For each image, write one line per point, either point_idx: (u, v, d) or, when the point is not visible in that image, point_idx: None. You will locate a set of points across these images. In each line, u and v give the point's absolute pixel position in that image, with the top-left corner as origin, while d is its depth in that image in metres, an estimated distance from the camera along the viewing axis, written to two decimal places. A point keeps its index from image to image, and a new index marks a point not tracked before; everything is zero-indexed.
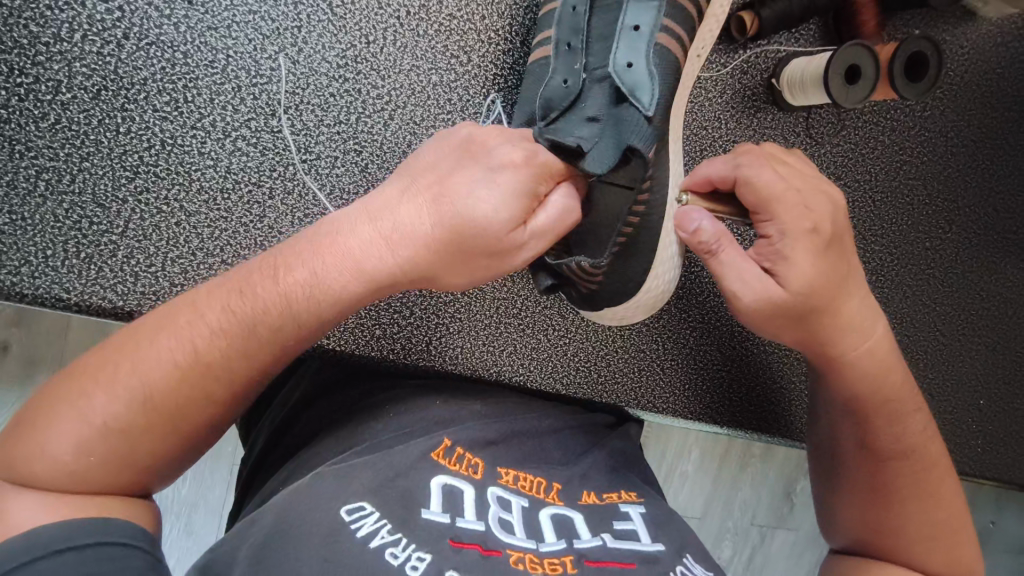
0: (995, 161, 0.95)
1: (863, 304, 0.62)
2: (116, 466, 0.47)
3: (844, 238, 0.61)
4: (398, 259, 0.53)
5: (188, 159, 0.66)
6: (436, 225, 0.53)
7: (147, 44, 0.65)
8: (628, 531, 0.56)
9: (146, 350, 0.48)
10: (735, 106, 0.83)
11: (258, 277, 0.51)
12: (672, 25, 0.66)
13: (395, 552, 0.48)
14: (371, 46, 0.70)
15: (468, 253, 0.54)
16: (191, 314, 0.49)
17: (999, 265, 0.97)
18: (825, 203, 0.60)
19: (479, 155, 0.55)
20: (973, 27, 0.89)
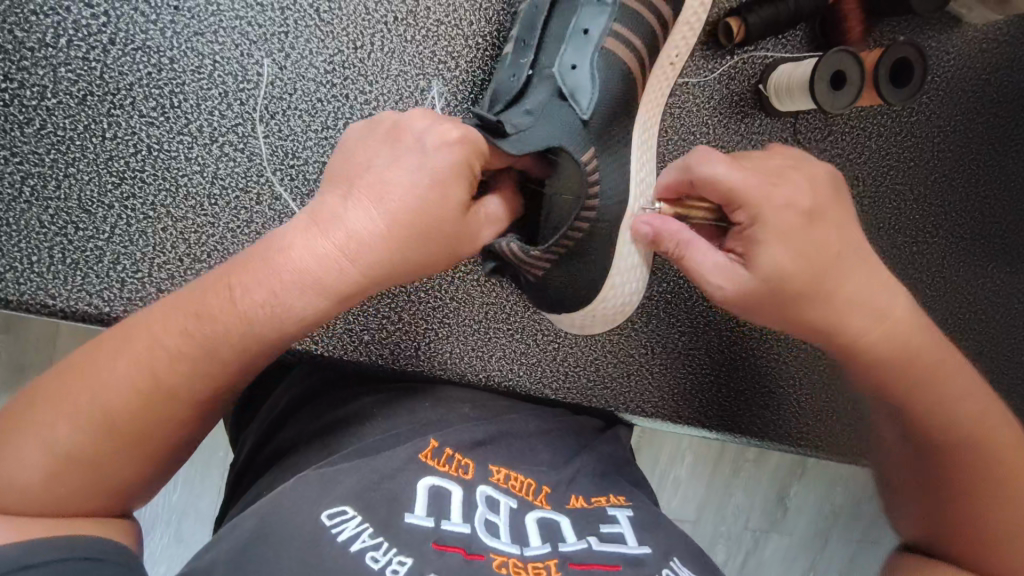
0: (982, 166, 0.95)
1: (860, 287, 0.61)
2: (87, 484, 0.50)
3: (837, 215, 0.61)
4: (351, 269, 0.54)
5: (175, 165, 0.66)
6: (382, 217, 0.55)
7: (133, 50, 0.64)
8: (614, 534, 0.56)
9: (107, 379, 0.49)
10: (723, 111, 0.83)
11: (218, 299, 0.51)
12: (622, 29, 0.69)
13: (376, 556, 0.48)
14: (359, 51, 0.70)
15: (417, 243, 0.57)
16: (149, 337, 0.51)
17: (986, 269, 0.97)
18: (799, 185, 0.60)
19: (411, 143, 0.57)
20: (958, 32, 0.90)
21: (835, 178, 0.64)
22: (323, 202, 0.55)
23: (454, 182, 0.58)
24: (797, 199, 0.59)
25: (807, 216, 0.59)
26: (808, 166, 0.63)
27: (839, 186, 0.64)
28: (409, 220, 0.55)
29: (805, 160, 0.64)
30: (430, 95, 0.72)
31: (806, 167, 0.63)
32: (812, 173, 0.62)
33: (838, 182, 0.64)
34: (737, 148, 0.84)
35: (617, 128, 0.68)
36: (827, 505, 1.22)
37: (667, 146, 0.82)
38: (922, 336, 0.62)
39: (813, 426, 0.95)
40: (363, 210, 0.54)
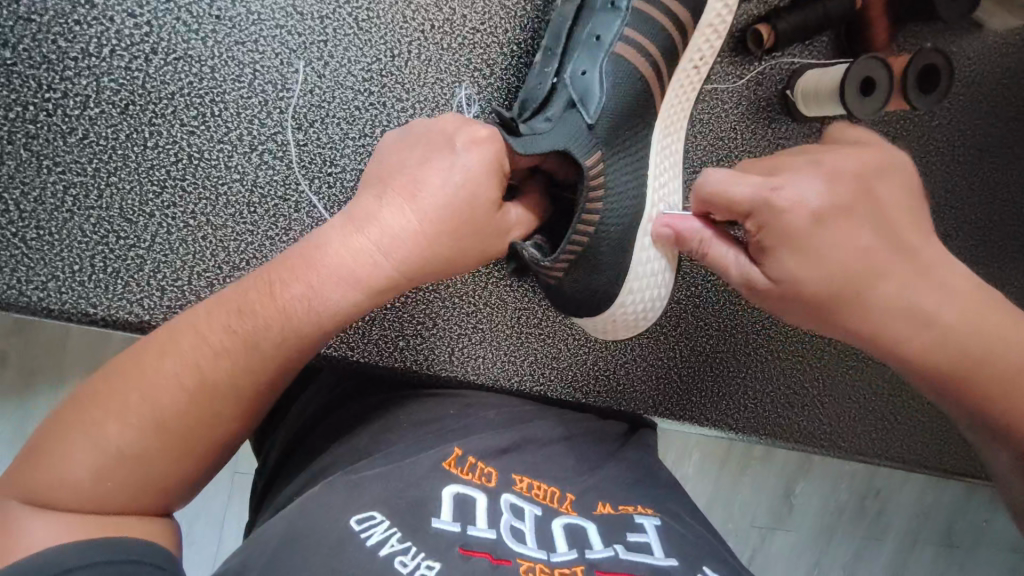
0: (1000, 169, 0.96)
1: (904, 280, 0.57)
2: (134, 485, 0.48)
3: (863, 205, 0.56)
4: (385, 266, 0.55)
5: (215, 173, 0.66)
6: (417, 215, 0.56)
7: (175, 59, 0.64)
8: (642, 542, 0.55)
9: (157, 380, 0.49)
10: (750, 116, 0.84)
11: (262, 296, 0.53)
12: (634, 33, 0.68)
13: (404, 560, 0.48)
14: (397, 59, 0.70)
15: (452, 236, 0.58)
16: (196, 336, 0.51)
17: (1005, 271, 0.99)
18: (817, 181, 0.56)
19: (443, 143, 0.59)
20: (979, 38, 0.91)
21: (875, 160, 0.58)
22: (360, 203, 0.57)
23: (485, 174, 0.59)
24: (810, 202, 0.55)
25: (825, 217, 0.55)
26: (834, 155, 0.57)
27: (882, 169, 0.58)
28: (438, 215, 0.57)
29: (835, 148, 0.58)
30: (459, 102, 0.72)
31: (832, 160, 0.57)
32: (839, 164, 0.56)
33: (877, 168, 0.58)
34: (764, 153, 0.85)
35: (649, 135, 0.69)
36: (839, 504, 1.22)
37: (696, 151, 0.82)
38: (982, 320, 0.57)
39: (835, 426, 0.96)
40: (397, 205, 0.56)
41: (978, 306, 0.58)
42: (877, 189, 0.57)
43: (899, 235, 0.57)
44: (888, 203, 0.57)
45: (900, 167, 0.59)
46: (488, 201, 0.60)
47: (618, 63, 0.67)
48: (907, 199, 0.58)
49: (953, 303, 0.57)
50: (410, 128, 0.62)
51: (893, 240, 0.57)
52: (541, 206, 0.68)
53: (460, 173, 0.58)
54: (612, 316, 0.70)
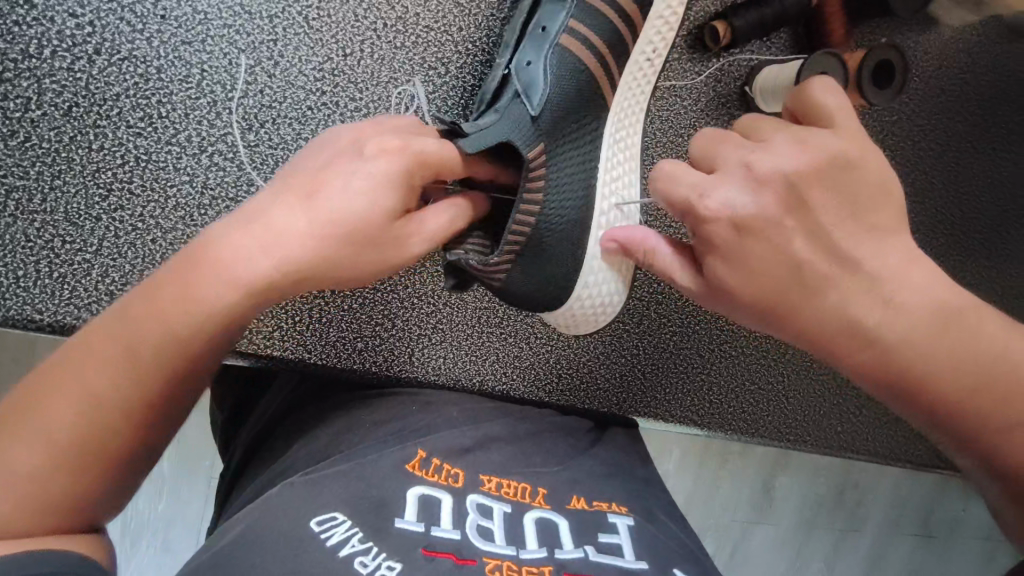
0: (962, 162, 0.97)
1: (841, 294, 0.55)
2: (36, 506, 0.44)
3: (800, 201, 0.54)
4: (294, 257, 0.50)
5: (163, 175, 0.65)
6: (309, 230, 0.51)
7: (119, 59, 0.63)
8: (612, 544, 0.54)
9: (60, 389, 0.46)
10: (711, 113, 0.84)
11: (167, 287, 0.48)
12: (580, 28, 0.68)
13: (365, 561, 0.47)
14: (348, 58, 0.69)
15: (347, 237, 0.52)
16: (98, 335, 0.47)
17: (967, 263, 1.01)
18: (745, 185, 0.55)
19: (352, 150, 0.55)
20: (936, 33, 0.92)
21: (828, 155, 0.53)
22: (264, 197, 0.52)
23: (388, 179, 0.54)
24: (736, 208, 0.54)
25: (747, 226, 0.54)
26: (772, 153, 0.55)
27: (837, 163, 0.53)
28: (335, 223, 0.51)
29: (780, 137, 0.55)
30: (411, 100, 0.71)
31: (768, 158, 0.54)
32: (775, 164, 0.54)
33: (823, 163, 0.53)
34: None
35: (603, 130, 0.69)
36: (820, 497, 1.23)
37: (656, 148, 0.83)
38: (964, 337, 0.53)
39: (802, 420, 0.97)
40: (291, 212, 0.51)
41: (949, 317, 0.53)
42: (817, 191, 0.54)
43: (839, 235, 0.54)
44: (829, 200, 0.54)
45: (868, 161, 0.54)
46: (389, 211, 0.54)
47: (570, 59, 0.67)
48: (864, 194, 0.55)
49: (909, 316, 0.54)
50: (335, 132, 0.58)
51: (832, 242, 0.54)
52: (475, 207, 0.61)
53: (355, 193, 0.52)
54: (570, 310, 0.70)
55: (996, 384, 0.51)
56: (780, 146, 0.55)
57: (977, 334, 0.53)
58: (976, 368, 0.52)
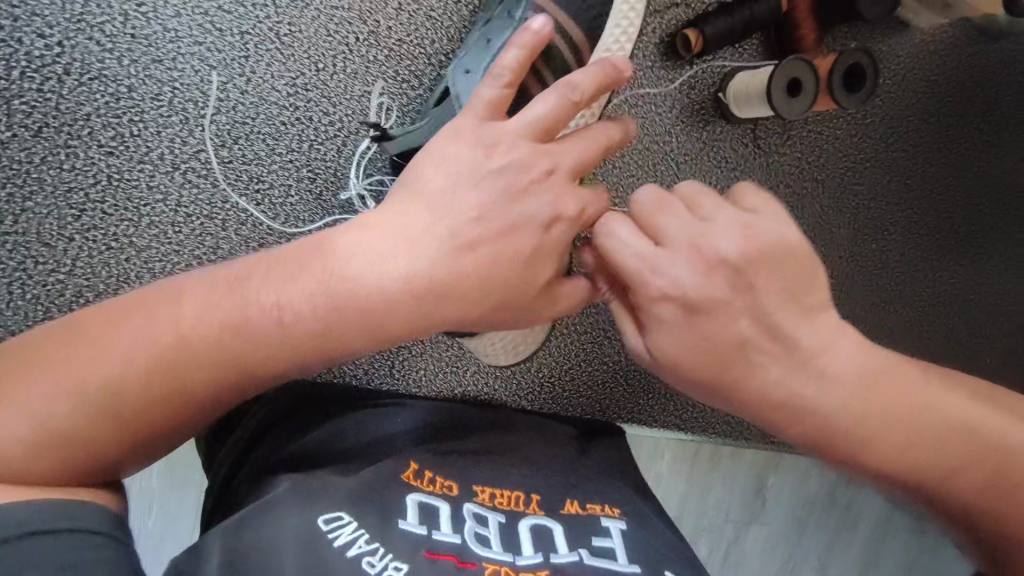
0: (936, 163, 1.00)
1: (783, 368, 0.50)
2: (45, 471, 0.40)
3: (741, 279, 0.51)
4: (299, 319, 0.45)
5: (136, 194, 0.65)
6: (512, 224, 0.51)
7: (89, 79, 0.63)
8: (606, 549, 0.53)
9: (98, 349, 0.42)
10: (686, 120, 0.86)
11: (266, 285, 0.45)
12: (546, 1, 0.64)
13: (372, 561, 0.48)
14: (321, 73, 0.69)
15: (494, 284, 0.51)
16: (176, 305, 0.44)
17: (943, 262, 1.03)
18: (689, 264, 0.51)
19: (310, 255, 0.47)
20: (908, 37, 0.93)
21: (766, 241, 0.51)
22: (459, 122, 0.53)
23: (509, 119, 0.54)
24: (679, 286, 0.50)
25: (692, 303, 0.50)
26: (713, 233, 0.51)
27: (777, 251, 0.51)
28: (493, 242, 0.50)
29: (721, 217, 0.52)
30: (384, 112, 0.72)
31: (709, 236, 0.51)
32: (713, 245, 0.51)
33: (763, 249, 0.51)
34: (699, 156, 0.87)
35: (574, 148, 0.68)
36: (810, 499, 1.23)
37: (631, 155, 0.84)
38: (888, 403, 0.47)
39: None
40: (531, 151, 0.52)
41: (881, 378, 0.48)
42: (761, 274, 0.51)
43: (782, 316, 0.50)
44: (772, 282, 0.51)
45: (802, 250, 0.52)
46: (539, 242, 0.52)
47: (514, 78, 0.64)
48: (798, 279, 0.51)
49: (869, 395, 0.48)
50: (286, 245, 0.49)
51: (780, 324, 0.50)
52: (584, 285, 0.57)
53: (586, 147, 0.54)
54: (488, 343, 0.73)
55: (951, 454, 0.46)
56: (716, 225, 0.52)
57: (930, 406, 0.47)
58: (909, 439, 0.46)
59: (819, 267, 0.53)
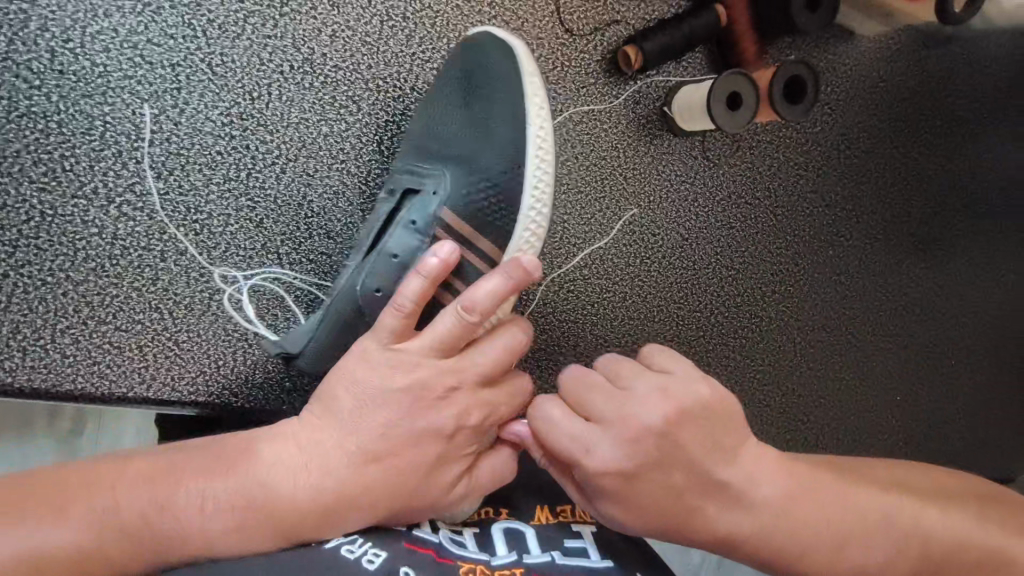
0: (889, 167, 0.99)
1: (719, 510, 0.55)
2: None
3: (672, 447, 0.55)
4: (215, 518, 0.49)
5: (71, 229, 0.65)
6: (428, 429, 0.55)
7: (18, 116, 0.63)
8: (578, 549, 0.55)
9: (47, 509, 0.47)
10: (633, 134, 0.85)
11: (210, 468, 0.51)
12: (472, 177, 0.61)
13: (352, 549, 0.49)
14: (256, 102, 0.69)
15: (395, 487, 0.53)
16: (129, 483, 0.50)
17: (903, 266, 1.02)
18: (622, 438, 0.55)
19: (243, 455, 0.53)
20: (853, 45, 0.94)
21: (688, 402, 0.56)
22: (364, 343, 0.57)
23: (411, 328, 0.57)
24: (617, 463, 0.54)
25: (631, 475, 0.55)
26: (636, 402, 0.56)
27: (697, 410, 0.56)
28: (396, 455, 0.54)
29: (641, 387, 0.58)
30: (322, 138, 0.72)
31: (636, 408, 0.56)
32: (641, 417, 0.55)
33: (688, 413, 0.56)
34: (648, 169, 0.87)
35: None
36: None
37: (577, 172, 0.83)
38: (810, 516, 0.55)
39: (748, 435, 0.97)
40: (434, 372, 0.55)
41: (801, 497, 0.55)
42: (686, 432, 0.56)
43: (713, 473, 0.55)
44: (700, 442, 0.56)
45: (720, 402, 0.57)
46: (443, 449, 0.55)
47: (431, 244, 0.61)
48: (721, 430, 0.57)
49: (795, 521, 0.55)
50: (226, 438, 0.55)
51: (712, 479, 0.55)
52: (502, 472, 0.60)
53: (489, 357, 0.58)
54: None
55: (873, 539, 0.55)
56: (641, 394, 0.57)
57: (845, 514, 0.55)
58: (834, 543, 0.55)
59: (737, 407, 0.58)
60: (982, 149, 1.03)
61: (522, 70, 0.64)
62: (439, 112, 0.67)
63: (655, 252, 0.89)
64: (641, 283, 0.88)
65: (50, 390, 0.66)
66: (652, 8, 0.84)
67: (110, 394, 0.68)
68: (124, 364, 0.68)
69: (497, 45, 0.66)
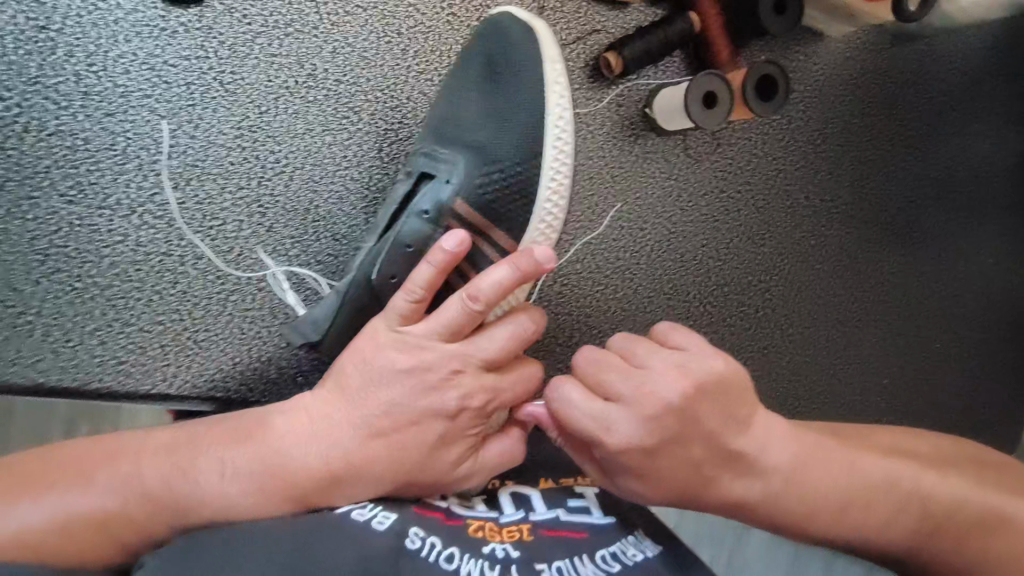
0: (862, 159, 1.05)
1: (729, 475, 0.60)
2: (64, 541, 0.49)
3: (688, 421, 0.59)
4: (238, 484, 0.54)
5: (97, 237, 0.71)
6: (437, 406, 0.60)
7: (48, 135, 0.69)
8: (580, 507, 0.60)
9: (76, 478, 0.52)
10: (617, 135, 0.91)
11: (229, 440, 0.57)
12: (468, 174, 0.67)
13: (362, 512, 0.54)
14: (264, 115, 0.75)
15: (408, 457, 0.58)
16: (152, 454, 0.55)
17: (884, 253, 1.07)
18: (641, 415, 0.59)
19: (261, 428, 0.58)
20: (822, 45, 1.00)
21: (701, 379, 0.61)
22: (376, 324, 0.62)
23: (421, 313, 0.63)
24: (638, 439, 0.59)
25: (651, 449, 0.59)
26: (654, 381, 0.60)
27: (710, 386, 0.61)
28: (402, 430, 0.58)
29: (656, 366, 0.62)
30: (325, 147, 0.77)
31: (653, 386, 0.60)
32: (659, 394, 0.60)
33: (702, 389, 0.60)
34: (634, 167, 0.92)
35: None
36: None
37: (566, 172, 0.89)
38: (806, 475, 0.60)
39: None
40: (442, 354, 0.60)
41: (800, 457, 0.61)
42: (700, 407, 0.60)
43: (723, 442, 0.60)
44: (713, 415, 0.60)
45: (730, 376, 0.62)
46: (447, 428, 0.60)
47: (433, 237, 0.66)
48: (731, 402, 0.61)
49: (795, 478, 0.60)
50: (245, 416, 0.60)
51: (723, 447, 0.60)
52: (508, 450, 0.64)
53: (494, 344, 0.63)
54: None
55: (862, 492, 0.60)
56: (657, 373, 0.61)
57: (834, 470, 0.60)
58: (830, 497, 0.60)
59: (746, 380, 0.63)
60: (955, 139, 1.08)
61: (544, 64, 0.68)
62: (460, 99, 0.72)
63: (643, 245, 0.94)
64: (631, 275, 0.93)
65: (80, 389, 0.71)
66: (631, 18, 0.89)
67: (136, 391, 0.72)
68: (147, 362, 0.72)
69: (523, 33, 0.70)
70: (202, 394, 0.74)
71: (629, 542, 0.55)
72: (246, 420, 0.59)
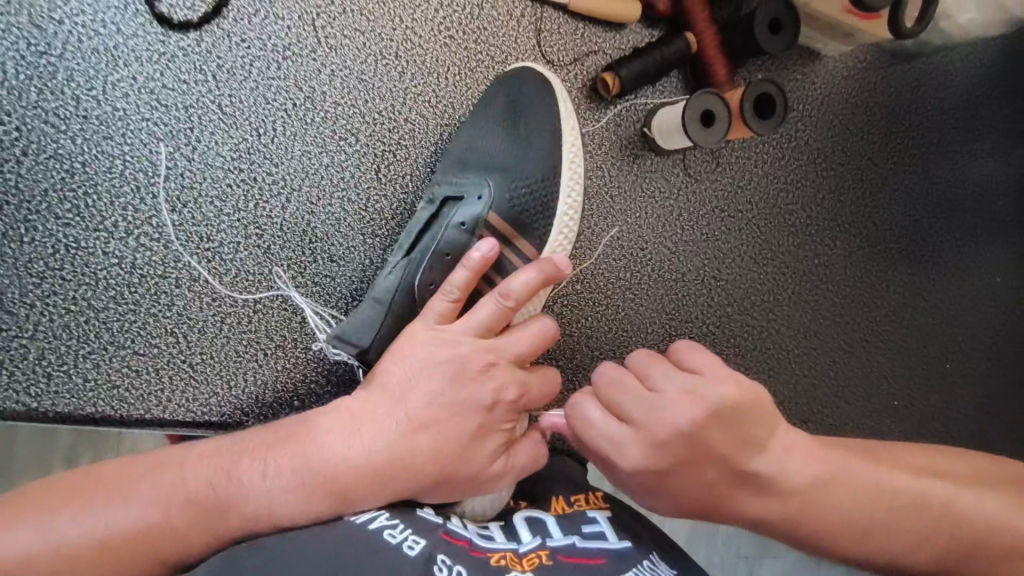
0: (865, 178, 1.04)
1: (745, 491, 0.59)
2: (105, 558, 0.51)
3: (699, 446, 0.58)
4: (278, 488, 0.55)
5: (93, 260, 0.70)
6: (474, 401, 0.61)
7: (45, 158, 0.69)
8: (596, 532, 0.57)
9: (116, 492, 0.54)
10: (616, 155, 0.91)
11: (267, 447, 0.57)
12: None
13: (394, 534, 0.52)
14: (262, 137, 0.75)
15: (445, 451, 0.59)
16: (190, 466, 0.56)
17: (890, 272, 1.05)
18: (650, 440, 0.58)
19: (300, 432, 0.59)
20: (820, 65, 1.00)
21: (713, 405, 0.58)
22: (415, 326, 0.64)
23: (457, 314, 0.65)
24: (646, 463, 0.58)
25: (661, 472, 0.58)
26: (665, 404, 0.59)
27: (724, 411, 0.58)
28: (440, 425, 0.59)
29: (670, 389, 0.60)
30: (321, 168, 0.77)
31: (665, 410, 0.59)
32: (670, 420, 0.58)
33: (715, 414, 0.58)
34: (633, 187, 0.92)
35: (502, 219, 0.69)
36: None
37: None
38: (823, 489, 0.58)
39: None
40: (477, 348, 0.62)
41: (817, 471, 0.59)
42: (712, 433, 0.58)
43: (738, 463, 0.58)
44: (727, 441, 0.58)
45: (747, 399, 0.59)
46: (482, 421, 0.61)
47: None
48: (748, 425, 0.59)
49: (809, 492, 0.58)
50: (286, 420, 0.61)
51: (737, 468, 0.58)
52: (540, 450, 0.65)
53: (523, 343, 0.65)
54: None
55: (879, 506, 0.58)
56: (669, 395, 0.59)
57: (850, 484, 0.59)
58: (846, 512, 0.58)
59: (767, 400, 0.60)
60: (959, 158, 1.08)
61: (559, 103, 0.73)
62: (482, 131, 0.75)
63: (644, 265, 0.93)
64: (632, 296, 0.92)
65: (72, 414, 0.69)
66: (628, 40, 0.90)
67: (129, 416, 0.71)
68: (142, 387, 0.71)
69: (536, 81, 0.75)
70: (195, 419, 0.73)
71: (646, 567, 0.54)
72: (284, 426, 0.60)
